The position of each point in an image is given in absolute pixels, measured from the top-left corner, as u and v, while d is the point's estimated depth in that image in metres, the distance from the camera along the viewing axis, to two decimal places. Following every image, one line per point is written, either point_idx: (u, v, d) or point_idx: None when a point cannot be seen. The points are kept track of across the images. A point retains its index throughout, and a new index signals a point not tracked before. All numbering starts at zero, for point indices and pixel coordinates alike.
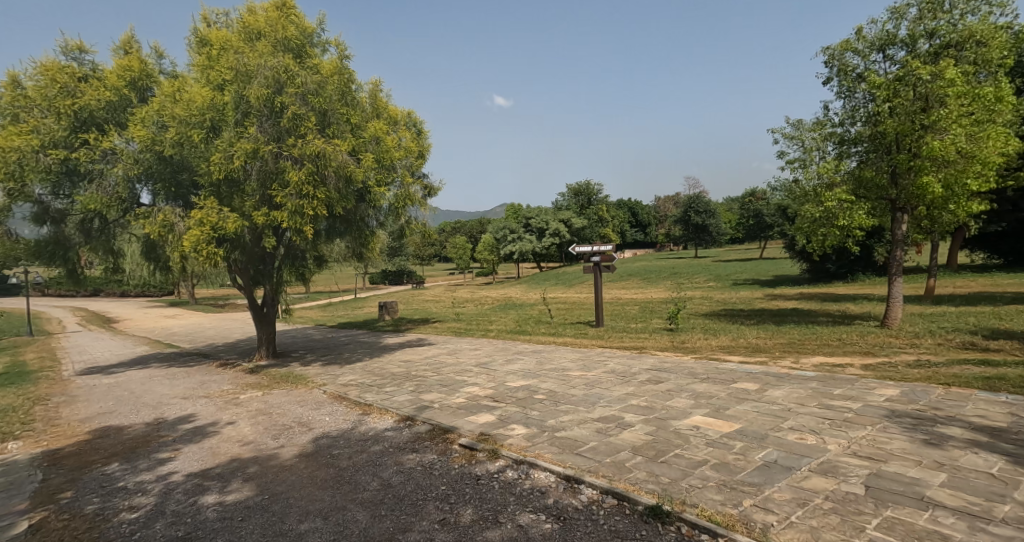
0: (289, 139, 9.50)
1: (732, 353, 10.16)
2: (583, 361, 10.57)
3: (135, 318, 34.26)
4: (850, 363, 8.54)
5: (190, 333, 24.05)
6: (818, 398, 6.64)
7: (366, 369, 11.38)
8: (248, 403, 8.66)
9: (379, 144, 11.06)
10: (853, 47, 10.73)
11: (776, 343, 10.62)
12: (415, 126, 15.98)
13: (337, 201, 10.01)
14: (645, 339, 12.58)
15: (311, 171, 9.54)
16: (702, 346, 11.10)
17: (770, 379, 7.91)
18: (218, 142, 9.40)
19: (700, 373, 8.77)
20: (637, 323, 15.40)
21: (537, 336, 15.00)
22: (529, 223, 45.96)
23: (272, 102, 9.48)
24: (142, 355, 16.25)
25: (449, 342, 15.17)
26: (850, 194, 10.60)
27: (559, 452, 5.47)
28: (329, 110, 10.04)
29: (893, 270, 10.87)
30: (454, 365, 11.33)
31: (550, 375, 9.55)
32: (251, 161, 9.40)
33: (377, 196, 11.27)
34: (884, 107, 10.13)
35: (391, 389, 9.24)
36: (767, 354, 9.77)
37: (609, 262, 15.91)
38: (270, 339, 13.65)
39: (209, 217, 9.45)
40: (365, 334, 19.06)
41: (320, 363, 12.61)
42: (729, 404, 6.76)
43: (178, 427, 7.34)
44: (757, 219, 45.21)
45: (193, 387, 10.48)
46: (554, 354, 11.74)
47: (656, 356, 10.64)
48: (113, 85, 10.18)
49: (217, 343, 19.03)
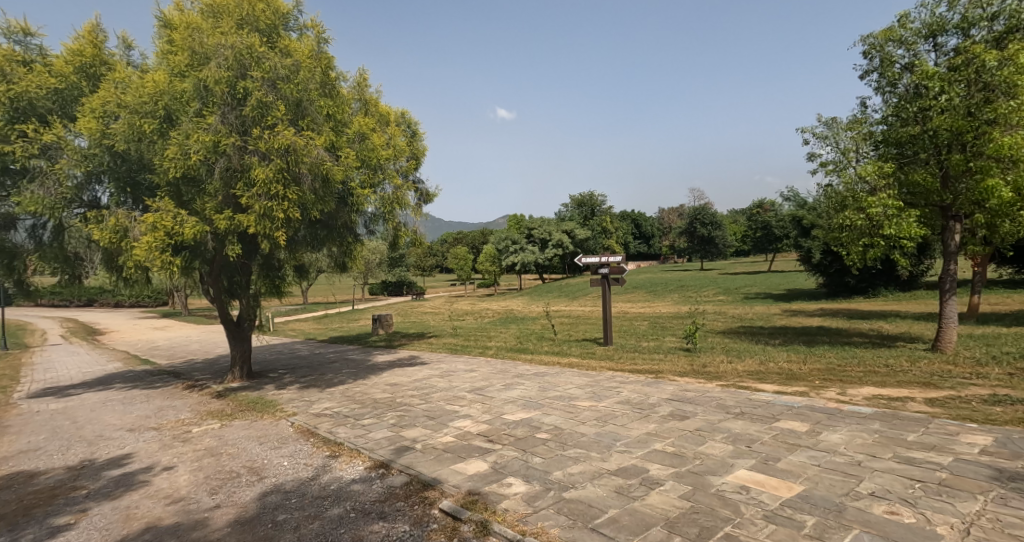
0: (254, 131, 8.28)
1: (762, 381, 8.84)
2: (592, 390, 9.23)
3: (123, 330, 32.98)
4: (911, 397, 7.21)
5: (172, 347, 22.77)
6: (891, 446, 5.29)
7: (346, 395, 10.08)
8: (198, 440, 7.37)
9: (364, 142, 10.13)
10: (896, 35, 9.55)
11: (813, 368, 9.28)
12: (409, 127, 14.82)
13: (313, 204, 8.82)
14: (661, 362, 11.27)
15: (281, 167, 8.32)
16: (728, 371, 9.77)
17: (819, 416, 6.58)
18: (173, 136, 8.22)
19: (731, 406, 7.44)
20: (649, 342, 14.05)
21: (539, 355, 13.64)
22: (532, 235, 44.79)
23: (236, 89, 8.28)
24: (110, 374, 14.98)
25: (443, 361, 13.83)
26: (897, 200, 9.29)
27: (569, 526, 4.18)
28: (305, 100, 8.80)
29: (946, 285, 9.55)
30: (445, 391, 9.99)
31: (554, 407, 8.24)
32: (213, 157, 8.22)
33: (360, 199, 10.08)
34: (936, 99, 8.87)
35: (369, 422, 7.94)
36: (805, 383, 8.44)
37: (618, 274, 14.65)
38: (244, 358, 12.40)
39: (163, 221, 8.31)
40: (355, 350, 17.74)
41: (298, 387, 11.31)
42: (778, 451, 5.44)
43: (102, 474, 6.04)
44: (765, 230, 43.80)
45: (146, 416, 9.19)
46: (559, 379, 10.45)
47: (675, 384, 9.31)
48: (59, 71, 9.04)
49: (196, 359, 17.73)
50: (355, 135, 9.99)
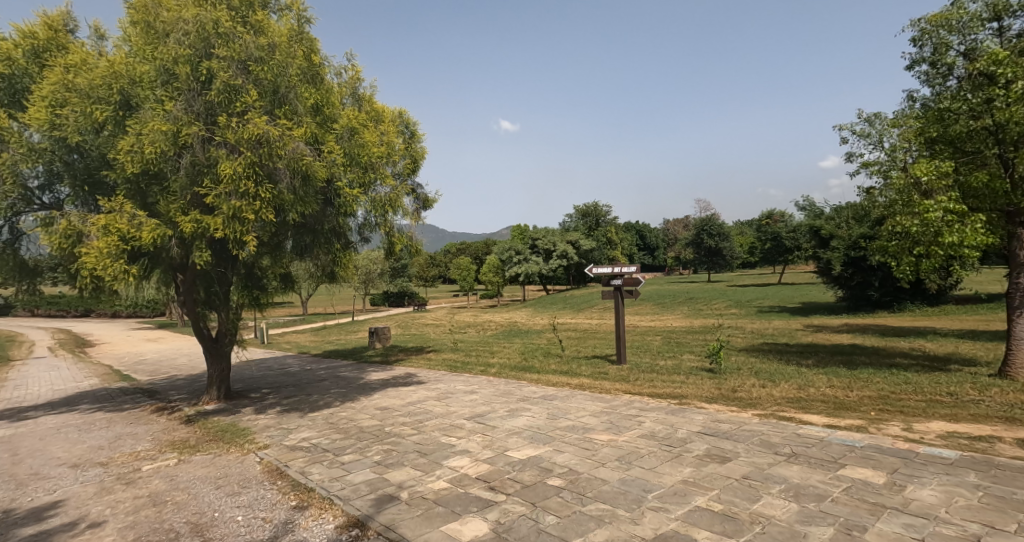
0: (221, 119, 7.22)
1: (807, 411, 7.63)
2: (610, 420, 8.01)
3: (114, 342, 31.89)
4: (997, 436, 6.00)
5: (158, 362, 21.62)
6: (1008, 512, 4.11)
7: (329, 422, 8.91)
8: (144, 482, 6.23)
9: (354, 138, 9.09)
10: (954, 18, 8.47)
11: (863, 396, 8.08)
12: (408, 127, 13.82)
13: (291, 205, 7.73)
14: (684, 384, 10.08)
15: (252, 162, 7.25)
16: (763, 398, 8.58)
17: (893, 461, 5.37)
18: (129, 124, 7.15)
19: (780, 445, 6.23)
20: (666, 361, 12.83)
21: (546, 375, 12.41)
22: (536, 245, 43.69)
23: (201, 72, 7.26)
24: (81, 392, 13.84)
25: (441, 381, 12.60)
26: (959, 204, 8.08)
27: None
28: (283, 87, 7.76)
29: (1015, 301, 8.33)
30: (441, 418, 8.79)
31: (567, 442, 7.06)
32: (175, 149, 7.17)
33: (350, 201, 9.00)
34: (1007, 87, 7.71)
35: (350, 459, 6.78)
36: (860, 415, 7.23)
37: (632, 286, 13.49)
38: (222, 377, 11.25)
39: (116, 222, 7.17)
40: (348, 366, 16.54)
41: (277, 410, 10.14)
42: (861, 516, 4.26)
43: (10, 535, 4.92)
44: (776, 242, 42.78)
45: (98, 447, 8.06)
46: (570, 404, 9.28)
47: (704, 413, 8.10)
48: (5, 54, 8.01)
49: (178, 376, 16.58)
50: (343, 129, 8.95)
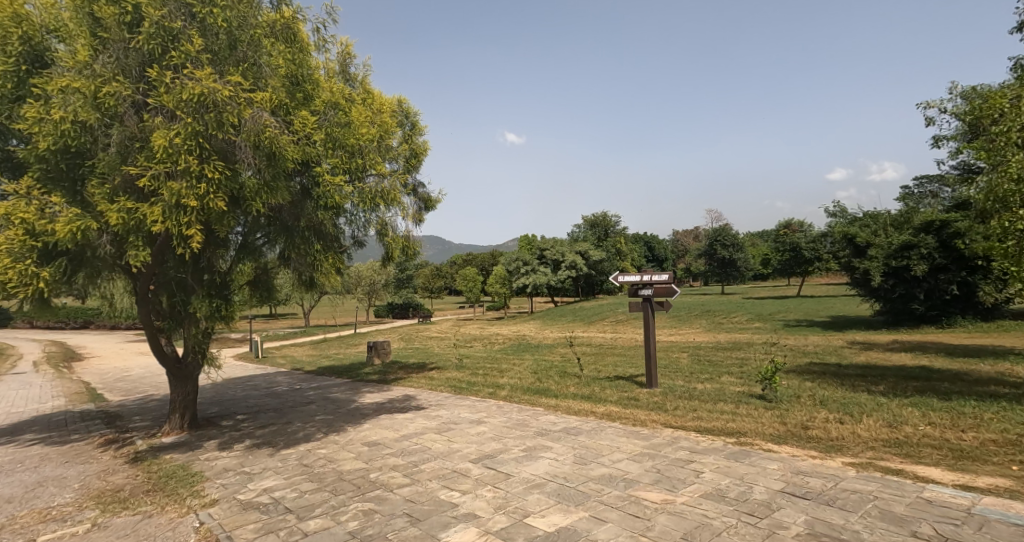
0: (154, 74, 5.63)
1: (922, 462, 5.80)
2: (657, 469, 6.20)
3: (104, 355, 30.26)
4: None
5: (139, 379, 19.87)
6: None
7: (303, 464, 7.15)
8: None
9: (337, 117, 7.48)
10: None
11: (987, 441, 6.24)
12: (409, 117, 12.21)
13: (254, 193, 6.07)
14: (737, 417, 8.27)
15: (196, 132, 5.59)
16: (849, 440, 6.78)
17: None
18: (36, 82, 5.67)
19: (913, 522, 4.43)
20: (705, 384, 10.99)
21: (566, 400, 10.61)
22: (544, 256, 41.71)
23: (127, 13, 5.71)
24: (33, 417, 12.09)
25: (443, 406, 10.82)
26: None
27: None
28: (239, 41, 6.19)
29: None
30: (441, 461, 7.02)
31: (608, 504, 5.28)
32: (95, 115, 5.57)
33: (332, 191, 7.34)
34: None
35: (317, 528, 5.03)
36: (998, 470, 5.41)
37: (663, 296, 11.74)
38: (186, 403, 9.55)
39: (19, 209, 5.55)
40: (340, 386, 14.78)
41: (245, 445, 8.39)
42: None
43: None
44: (794, 253, 40.24)
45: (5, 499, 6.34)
46: (601, 442, 7.50)
47: (779, 460, 6.29)
48: None
49: (151, 397, 14.82)
50: (325, 107, 7.40)
